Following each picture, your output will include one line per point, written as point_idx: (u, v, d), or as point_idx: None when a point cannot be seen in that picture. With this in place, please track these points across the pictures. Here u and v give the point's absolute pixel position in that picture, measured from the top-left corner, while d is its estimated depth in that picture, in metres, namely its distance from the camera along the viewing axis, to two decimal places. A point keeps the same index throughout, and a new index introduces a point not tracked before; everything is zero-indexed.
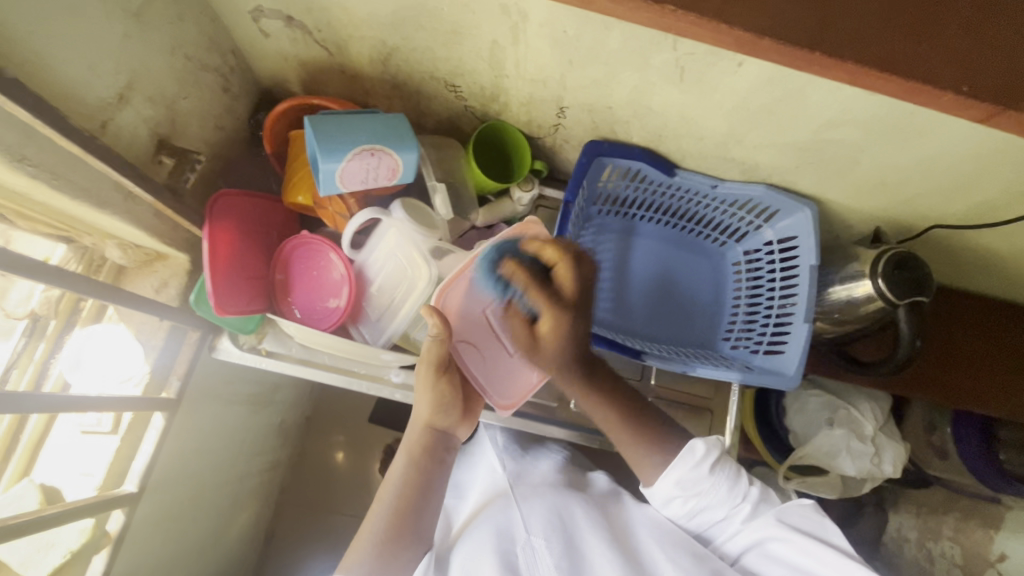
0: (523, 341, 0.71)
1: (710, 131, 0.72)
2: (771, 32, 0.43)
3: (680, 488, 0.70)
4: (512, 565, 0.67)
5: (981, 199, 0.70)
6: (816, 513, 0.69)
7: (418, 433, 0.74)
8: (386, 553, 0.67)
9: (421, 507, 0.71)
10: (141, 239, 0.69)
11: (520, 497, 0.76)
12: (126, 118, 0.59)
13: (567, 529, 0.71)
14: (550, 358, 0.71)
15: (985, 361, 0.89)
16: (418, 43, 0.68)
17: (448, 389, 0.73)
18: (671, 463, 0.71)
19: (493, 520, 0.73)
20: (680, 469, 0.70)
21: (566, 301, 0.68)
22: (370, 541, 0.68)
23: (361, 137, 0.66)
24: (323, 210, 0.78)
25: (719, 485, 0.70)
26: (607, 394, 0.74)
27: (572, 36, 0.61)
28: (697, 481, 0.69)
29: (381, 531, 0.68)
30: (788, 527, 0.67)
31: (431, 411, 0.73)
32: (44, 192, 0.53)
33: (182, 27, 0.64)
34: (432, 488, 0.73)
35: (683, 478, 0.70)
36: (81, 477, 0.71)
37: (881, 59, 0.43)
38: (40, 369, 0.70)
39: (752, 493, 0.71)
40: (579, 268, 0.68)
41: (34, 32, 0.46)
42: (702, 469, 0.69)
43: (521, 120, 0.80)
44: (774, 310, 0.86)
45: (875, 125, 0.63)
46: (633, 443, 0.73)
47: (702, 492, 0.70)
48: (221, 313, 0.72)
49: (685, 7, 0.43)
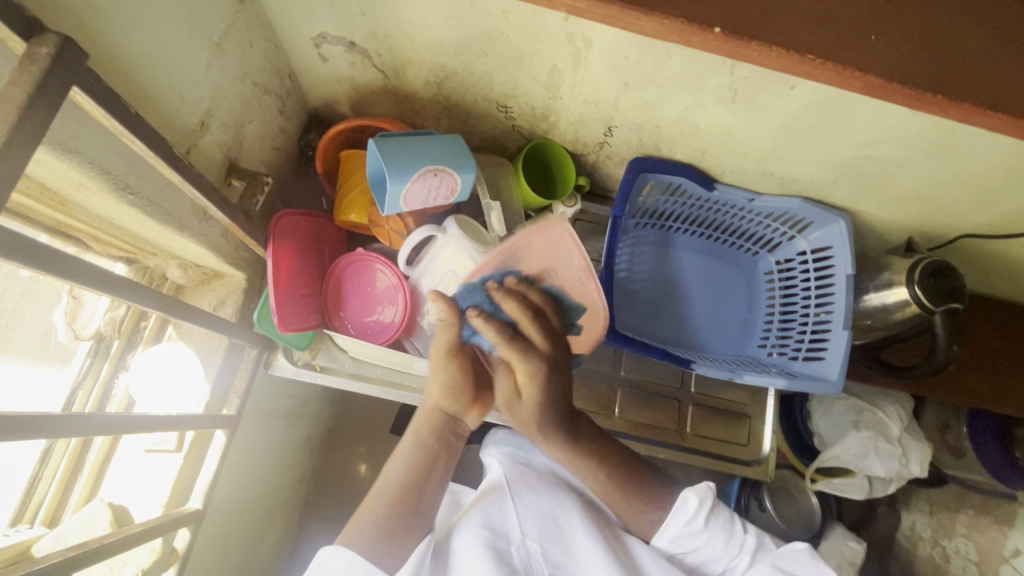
0: (505, 399, 0.69)
1: (754, 149, 0.75)
2: (902, 77, 0.41)
3: (676, 544, 0.68)
4: (505, 559, 0.65)
5: (1009, 210, 0.74)
6: (812, 557, 0.65)
7: (427, 415, 0.71)
8: (387, 534, 0.63)
9: (425, 490, 0.68)
10: (206, 259, 0.71)
11: (514, 492, 0.74)
12: (205, 143, 0.62)
13: (561, 530, 0.70)
14: (530, 417, 0.68)
15: (1007, 363, 0.93)
16: (477, 67, 0.71)
17: (461, 372, 0.68)
18: (665, 520, 0.68)
19: (484, 513, 0.71)
20: (673, 524, 0.68)
21: (539, 354, 0.65)
22: (371, 516, 0.64)
23: (426, 158, 0.68)
24: (378, 227, 0.80)
25: (715, 535, 0.67)
26: (596, 453, 0.71)
27: (632, 61, 0.64)
28: (692, 535, 0.67)
29: (382, 511, 0.65)
30: (783, 574, 0.63)
31: (445, 393, 0.70)
32: (135, 216, 0.56)
33: (251, 55, 0.66)
34: (438, 471, 0.69)
35: (677, 532, 0.68)
36: (146, 496, 0.72)
37: (996, 98, 0.42)
38: (105, 388, 0.73)
39: (750, 542, 0.68)
40: (542, 322, 0.66)
41: (142, 66, 0.49)
42: (695, 524, 0.67)
43: (567, 138, 0.83)
44: (810, 317, 0.88)
45: (917, 143, 0.66)
46: (629, 504, 0.71)
47: (699, 545, 0.68)
48: (283, 329, 0.74)
49: (825, 56, 0.41)
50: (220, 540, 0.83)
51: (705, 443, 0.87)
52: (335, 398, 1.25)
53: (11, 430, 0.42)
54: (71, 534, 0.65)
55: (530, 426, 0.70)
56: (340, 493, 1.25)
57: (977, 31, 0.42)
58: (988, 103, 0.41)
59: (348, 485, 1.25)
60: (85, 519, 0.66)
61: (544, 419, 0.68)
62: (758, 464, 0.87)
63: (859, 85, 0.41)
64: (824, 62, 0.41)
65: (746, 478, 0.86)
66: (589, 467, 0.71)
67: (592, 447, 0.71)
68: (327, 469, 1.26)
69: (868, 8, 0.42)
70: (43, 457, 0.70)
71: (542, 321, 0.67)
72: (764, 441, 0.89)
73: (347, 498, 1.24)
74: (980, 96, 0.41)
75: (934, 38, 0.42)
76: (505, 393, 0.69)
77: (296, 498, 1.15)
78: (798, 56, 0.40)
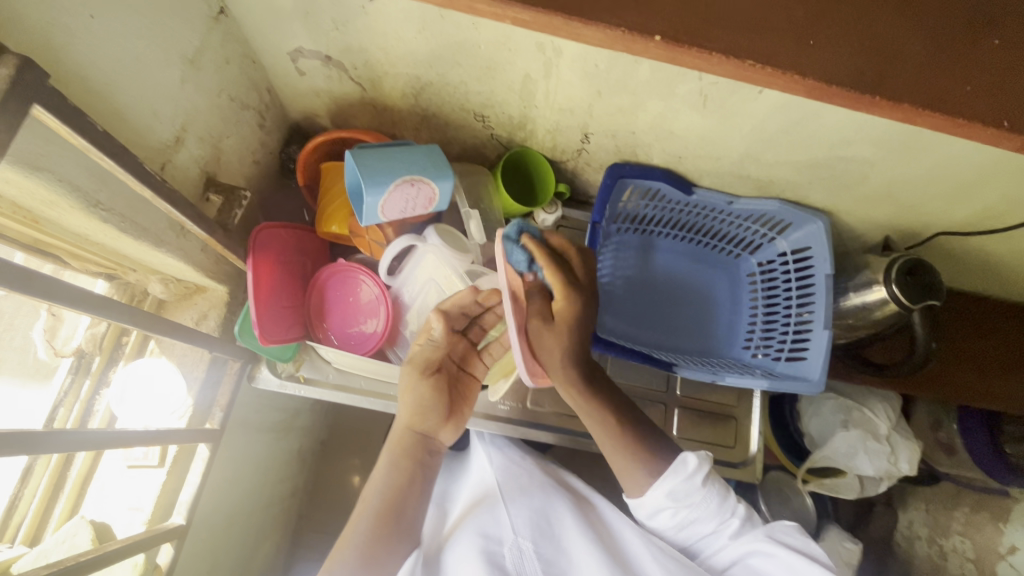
0: (531, 333, 0.64)
1: (728, 152, 0.76)
2: (841, 80, 0.42)
3: (671, 500, 0.67)
4: (499, 563, 0.66)
5: (982, 206, 0.75)
6: (801, 533, 0.67)
7: (397, 436, 0.71)
8: (371, 559, 0.64)
9: (403, 510, 0.68)
10: (187, 274, 0.71)
11: (507, 495, 0.74)
12: (181, 158, 0.62)
13: (551, 531, 0.71)
14: (557, 358, 0.64)
15: (987, 358, 0.94)
16: (452, 77, 0.72)
17: (429, 392, 0.70)
18: (663, 474, 0.67)
19: (478, 521, 0.72)
20: (670, 480, 0.66)
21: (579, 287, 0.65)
22: (353, 541, 0.65)
23: (402, 168, 0.69)
24: (359, 238, 0.81)
25: (710, 498, 0.67)
26: (607, 401, 0.69)
27: (602, 69, 0.65)
28: (689, 493, 0.66)
29: (363, 535, 0.65)
30: (777, 544, 0.65)
31: (414, 413, 0.70)
32: (110, 233, 0.56)
33: (227, 71, 0.67)
34: (414, 490, 0.69)
35: (675, 489, 0.67)
36: (130, 512, 0.71)
37: (933, 99, 0.43)
38: (86, 406, 0.72)
39: (741, 510, 0.69)
40: (587, 260, 0.68)
41: (111, 86, 0.50)
42: (694, 482, 0.66)
43: (545, 145, 0.84)
44: (792, 318, 0.89)
45: (884, 143, 0.67)
46: (627, 456, 0.69)
47: (693, 505, 0.67)
48: (264, 342, 0.74)
49: (765, 61, 0.42)
50: (207, 556, 0.82)
51: (692, 446, 0.87)
52: (326, 410, 1.25)
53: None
54: (52, 551, 0.64)
55: (552, 373, 0.66)
56: (334, 504, 1.24)
57: (914, 34, 0.44)
58: (921, 102, 0.42)
59: (341, 496, 1.24)
60: (66, 537, 0.66)
61: (571, 356, 0.65)
62: (745, 466, 0.87)
63: (799, 86, 0.42)
64: (762, 66, 0.42)
65: (733, 480, 0.85)
66: (604, 415, 0.69)
67: (595, 393, 0.69)
68: (317, 481, 1.25)
69: (806, 15, 0.43)
70: (24, 475, 0.70)
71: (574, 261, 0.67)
72: (751, 441, 0.89)
73: (339, 510, 1.23)
74: (915, 95, 0.42)
75: (876, 42, 0.43)
76: (534, 320, 0.63)
77: (288, 511, 1.14)
78: (737, 61, 0.41)
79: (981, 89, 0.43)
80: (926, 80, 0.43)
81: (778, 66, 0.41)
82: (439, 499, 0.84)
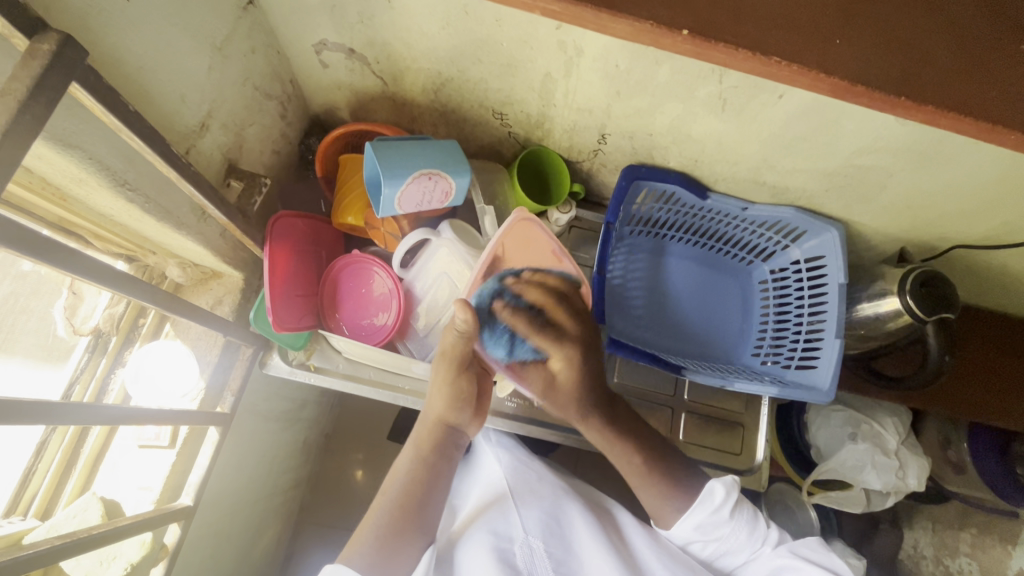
0: (541, 385, 0.74)
1: (745, 157, 0.75)
2: (866, 80, 0.42)
3: (700, 533, 0.70)
4: (509, 562, 0.66)
5: (1000, 220, 0.75)
6: (825, 547, 0.68)
7: (426, 429, 0.71)
8: (389, 548, 0.64)
9: (424, 503, 0.68)
10: (205, 258, 0.72)
11: (517, 495, 0.74)
12: (205, 143, 0.63)
13: (561, 531, 0.71)
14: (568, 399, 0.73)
15: (1000, 373, 0.93)
16: (473, 74, 0.72)
17: (464, 384, 0.70)
18: (692, 508, 0.70)
19: (488, 519, 0.71)
20: (698, 514, 0.69)
21: (572, 340, 0.73)
22: (372, 531, 0.65)
23: (420, 161, 0.69)
24: (374, 230, 0.82)
25: (739, 529, 0.70)
26: (630, 438, 0.73)
27: (623, 70, 0.65)
28: (716, 525, 0.69)
29: (384, 524, 0.65)
30: (802, 560, 0.66)
31: (449, 407, 0.70)
32: (134, 214, 0.58)
33: (253, 60, 0.68)
34: (438, 485, 0.70)
35: (702, 522, 0.70)
36: (139, 491, 0.72)
37: (957, 101, 0.42)
38: (101, 384, 0.74)
39: (772, 536, 0.70)
40: (567, 306, 0.73)
41: (144, 68, 0.51)
42: (721, 514, 0.69)
43: (561, 145, 0.84)
44: (803, 326, 0.88)
45: (905, 153, 0.66)
46: (652, 484, 0.71)
47: (723, 536, 0.70)
48: (277, 329, 0.74)
49: (789, 58, 0.42)
50: (210, 540, 0.83)
51: (698, 451, 0.86)
52: (332, 403, 1.25)
53: (17, 414, 0.44)
54: (62, 525, 0.66)
55: (568, 410, 0.74)
56: (335, 496, 1.24)
57: (940, 38, 0.44)
58: (944, 105, 0.42)
59: (344, 489, 1.25)
60: (77, 512, 0.67)
61: (583, 401, 0.73)
62: (751, 473, 0.86)
63: (825, 85, 0.42)
64: (788, 63, 0.42)
65: (739, 487, 0.85)
66: (626, 452, 0.72)
67: (621, 431, 0.73)
68: (320, 472, 1.26)
69: (832, 14, 0.43)
70: (39, 449, 0.71)
71: (567, 306, 0.73)
72: (758, 449, 0.88)
73: (341, 503, 1.23)
74: (938, 96, 0.42)
75: (901, 44, 0.43)
76: (540, 382, 0.74)
77: (290, 502, 1.14)
78: (763, 57, 0.41)
79: (1004, 94, 0.43)
80: (949, 85, 0.43)
81: (802, 63, 0.41)
82: (449, 499, 0.83)
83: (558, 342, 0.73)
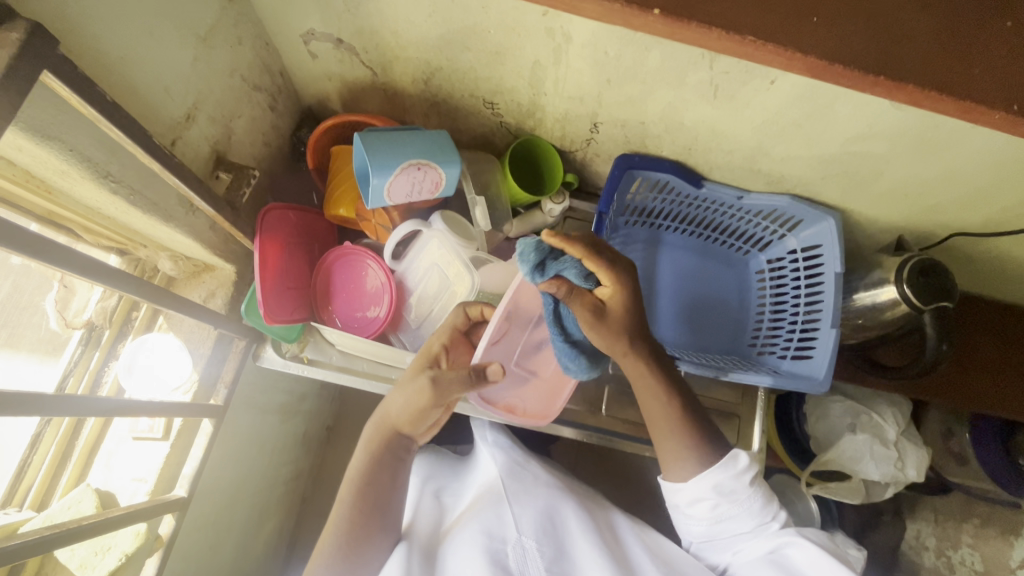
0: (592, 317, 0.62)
1: (739, 144, 0.74)
2: (844, 58, 0.41)
3: (716, 493, 0.66)
4: (501, 561, 0.64)
5: (1001, 207, 0.73)
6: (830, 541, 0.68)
7: (380, 430, 0.69)
8: (352, 553, 0.65)
9: (384, 506, 0.68)
10: (196, 251, 0.73)
11: (512, 495, 0.73)
12: (191, 135, 0.63)
13: (555, 531, 0.70)
14: (616, 333, 0.63)
15: (1000, 363, 0.92)
16: (462, 63, 0.72)
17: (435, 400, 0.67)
18: (714, 466, 0.66)
19: (482, 518, 0.71)
20: (719, 473, 0.65)
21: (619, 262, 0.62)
22: (334, 540, 0.65)
23: (409, 152, 0.69)
24: (365, 222, 0.82)
25: (754, 499, 0.66)
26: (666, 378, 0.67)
27: (613, 56, 0.64)
28: (734, 490, 0.66)
29: (343, 532, 0.65)
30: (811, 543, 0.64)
31: (407, 414, 0.67)
32: (120, 206, 0.58)
33: (241, 51, 0.68)
34: (392, 488, 0.69)
35: (721, 482, 0.66)
36: (133, 482, 0.73)
37: (939, 81, 0.42)
38: (96, 376, 0.75)
39: (781, 516, 0.68)
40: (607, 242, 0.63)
41: (124, 58, 0.51)
42: (743, 480, 0.66)
43: (554, 135, 0.83)
44: (800, 316, 0.88)
45: (901, 139, 0.65)
46: (675, 430, 0.67)
47: (735, 502, 0.66)
48: (269, 321, 0.74)
49: (764, 37, 0.41)
50: (207, 532, 0.83)
51: None
52: (331, 395, 1.25)
53: (9, 406, 0.44)
54: (58, 515, 0.67)
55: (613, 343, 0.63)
56: (335, 488, 1.25)
57: (925, 16, 0.43)
58: (925, 85, 0.41)
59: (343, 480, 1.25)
60: (72, 503, 0.68)
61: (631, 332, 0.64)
62: None
63: (801, 65, 0.41)
64: (763, 43, 0.41)
65: None
66: (658, 389, 0.66)
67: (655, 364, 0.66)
68: (321, 464, 1.26)
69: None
70: (33, 442, 0.72)
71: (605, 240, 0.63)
72: (753, 440, 0.86)
73: None
74: (920, 76, 0.42)
75: (886, 23, 0.42)
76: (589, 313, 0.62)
77: (290, 493, 1.15)
78: (737, 37, 0.41)
79: (990, 75, 0.42)
80: (933, 66, 0.42)
81: (776, 41, 0.41)
82: (442, 497, 0.83)
83: (607, 265, 0.60)
